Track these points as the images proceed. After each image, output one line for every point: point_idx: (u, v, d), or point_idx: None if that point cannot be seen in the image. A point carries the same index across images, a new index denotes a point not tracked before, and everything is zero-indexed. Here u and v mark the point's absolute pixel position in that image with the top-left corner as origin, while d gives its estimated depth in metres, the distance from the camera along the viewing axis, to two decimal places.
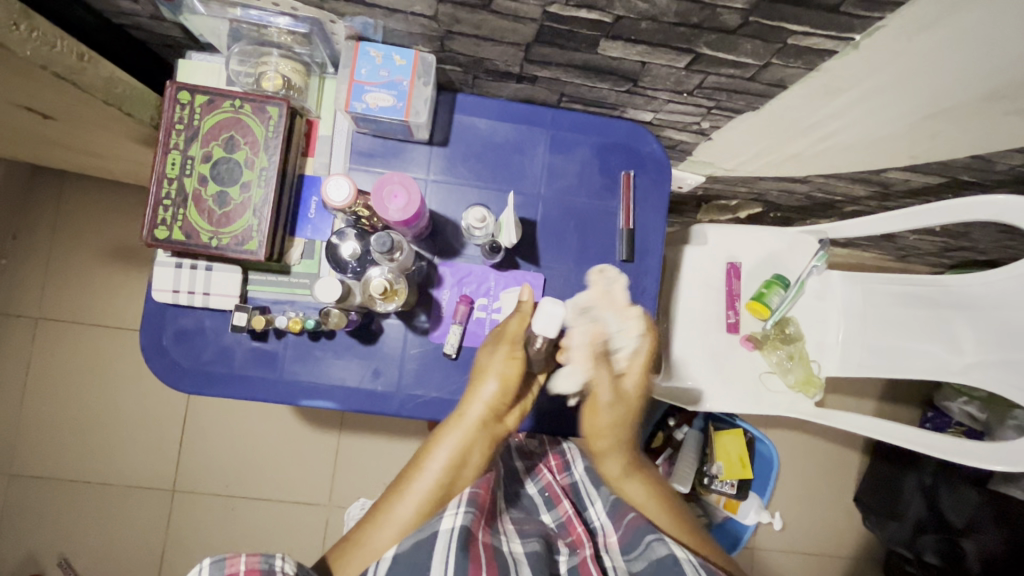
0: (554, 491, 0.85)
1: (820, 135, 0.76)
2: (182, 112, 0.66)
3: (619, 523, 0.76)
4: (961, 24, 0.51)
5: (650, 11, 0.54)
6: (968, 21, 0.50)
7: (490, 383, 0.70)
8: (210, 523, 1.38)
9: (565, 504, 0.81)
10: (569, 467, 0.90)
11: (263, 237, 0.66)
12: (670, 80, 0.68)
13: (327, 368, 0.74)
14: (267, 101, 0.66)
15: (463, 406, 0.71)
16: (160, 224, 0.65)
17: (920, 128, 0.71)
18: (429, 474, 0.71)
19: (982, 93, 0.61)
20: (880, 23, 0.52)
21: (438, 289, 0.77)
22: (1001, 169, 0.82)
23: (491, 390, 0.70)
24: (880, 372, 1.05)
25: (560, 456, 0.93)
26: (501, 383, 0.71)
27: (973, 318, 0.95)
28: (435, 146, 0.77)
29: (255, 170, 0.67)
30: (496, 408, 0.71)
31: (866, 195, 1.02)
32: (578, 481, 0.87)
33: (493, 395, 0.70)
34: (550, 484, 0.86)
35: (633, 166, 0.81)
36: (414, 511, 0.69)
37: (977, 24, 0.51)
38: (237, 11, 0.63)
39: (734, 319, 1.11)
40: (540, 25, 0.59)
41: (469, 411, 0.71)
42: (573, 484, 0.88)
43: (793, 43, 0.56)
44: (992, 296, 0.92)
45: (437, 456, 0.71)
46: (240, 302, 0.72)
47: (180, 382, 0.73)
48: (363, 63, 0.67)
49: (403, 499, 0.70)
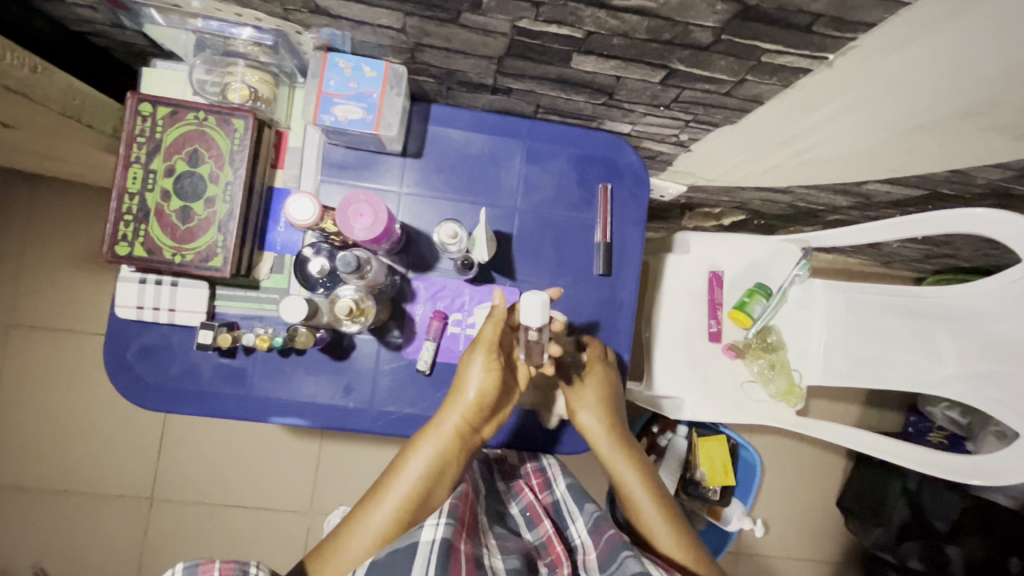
0: (535, 511, 0.83)
1: (799, 146, 0.75)
2: (143, 124, 0.64)
3: (599, 536, 0.75)
4: (934, 47, 0.50)
5: (621, 28, 0.53)
6: (942, 42, 0.49)
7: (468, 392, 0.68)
8: (191, 530, 1.37)
9: (545, 525, 0.80)
10: (551, 486, 0.88)
11: (229, 253, 0.65)
12: (646, 93, 0.67)
13: (297, 385, 0.73)
14: (232, 113, 0.65)
15: (441, 416, 0.69)
16: (121, 240, 0.63)
17: (898, 141, 0.70)
18: (408, 484, 0.67)
19: (958, 110, 0.60)
20: (854, 43, 0.51)
21: (411, 304, 0.75)
22: (979, 183, 0.81)
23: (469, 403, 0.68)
24: (860, 381, 1.05)
25: (541, 474, 0.90)
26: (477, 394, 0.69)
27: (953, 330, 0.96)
28: (409, 157, 0.76)
29: (220, 185, 0.65)
30: (471, 421, 0.69)
31: (847, 205, 1.02)
32: (559, 499, 0.86)
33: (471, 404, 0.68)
34: (532, 503, 0.85)
35: (611, 178, 0.79)
36: (393, 521, 0.66)
37: (950, 47, 0.49)
38: (198, 22, 0.61)
39: (716, 327, 1.10)
40: (511, 39, 0.58)
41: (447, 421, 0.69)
42: (554, 502, 0.87)
43: (766, 61, 0.55)
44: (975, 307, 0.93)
45: (414, 466, 0.68)
46: (206, 318, 0.70)
47: (146, 399, 0.71)
48: (332, 75, 0.65)
49: (377, 510, 0.66)
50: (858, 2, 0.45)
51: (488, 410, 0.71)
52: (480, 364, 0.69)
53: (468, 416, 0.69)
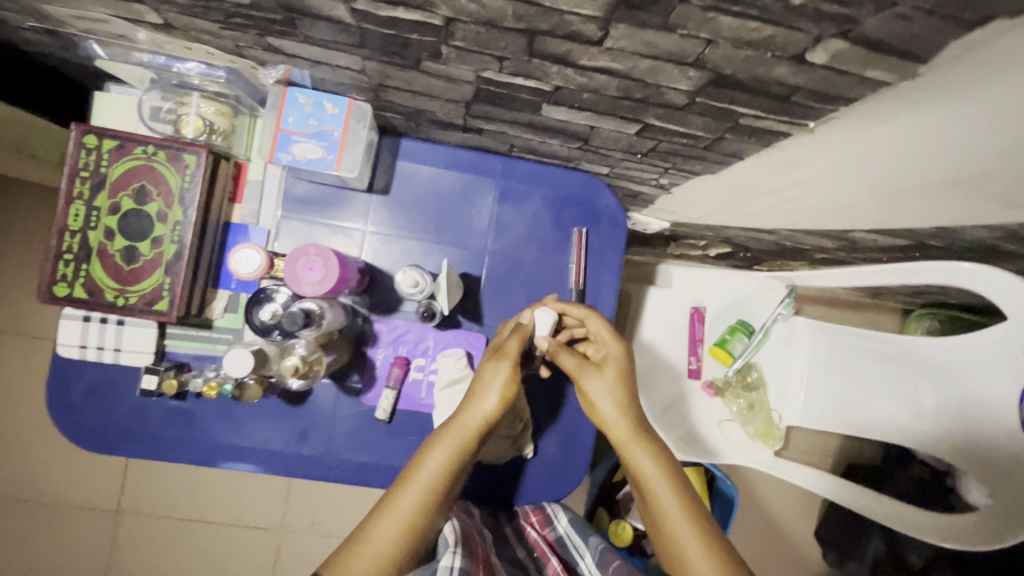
0: (540, 549, 0.72)
1: (782, 195, 0.72)
2: (88, 158, 0.60)
3: (606, 570, 0.65)
4: (919, 130, 0.46)
5: (591, 84, 0.50)
6: (926, 126, 0.46)
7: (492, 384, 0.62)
8: (160, 544, 1.34)
9: (555, 560, 0.69)
10: (553, 522, 0.78)
11: (176, 297, 0.61)
12: (621, 142, 0.63)
13: (250, 429, 0.70)
14: (183, 148, 0.61)
15: (462, 411, 0.62)
16: (60, 280, 0.60)
17: (884, 200, 0.67)
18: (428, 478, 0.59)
19: (946, 179, 0.57)
20: (834, 114, 0.47)
21: (372, 347, 0.72)
22: (969, 239, 0.78)
23: (489, 406, 0.61)
24: (839, 427, 1.02)
25: (540, 512, 0.81)
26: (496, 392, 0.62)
27: (936, 380, 0.94)
28: (375, 193, 0.73)
29: (168, 224, 0.61)
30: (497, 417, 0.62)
31: (834, 247, 0.99)
32: (564, 536, 0.75)
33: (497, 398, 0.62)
34: (535, 542, 0.73)
35: (586, 222, 0.76)
36: (414, 518, 0.58)
37: (934, 132, 0.46)
38: (145, 56, 0.59)
39: (696, 365, 1.09)
40: (476, 87, 0.55)
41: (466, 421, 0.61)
42: (558, 539, 0.75)
43: (744, 123, 0.52)
44: (950, 357, 0.93)
45: (433, 460, 0.60)
46: (155, 360, 0.67)
47: (88, 441, 0.68)
48: (291, 111, 0.62)
49: (396, 507, 0.58)
50: (837, 81, 0.41)
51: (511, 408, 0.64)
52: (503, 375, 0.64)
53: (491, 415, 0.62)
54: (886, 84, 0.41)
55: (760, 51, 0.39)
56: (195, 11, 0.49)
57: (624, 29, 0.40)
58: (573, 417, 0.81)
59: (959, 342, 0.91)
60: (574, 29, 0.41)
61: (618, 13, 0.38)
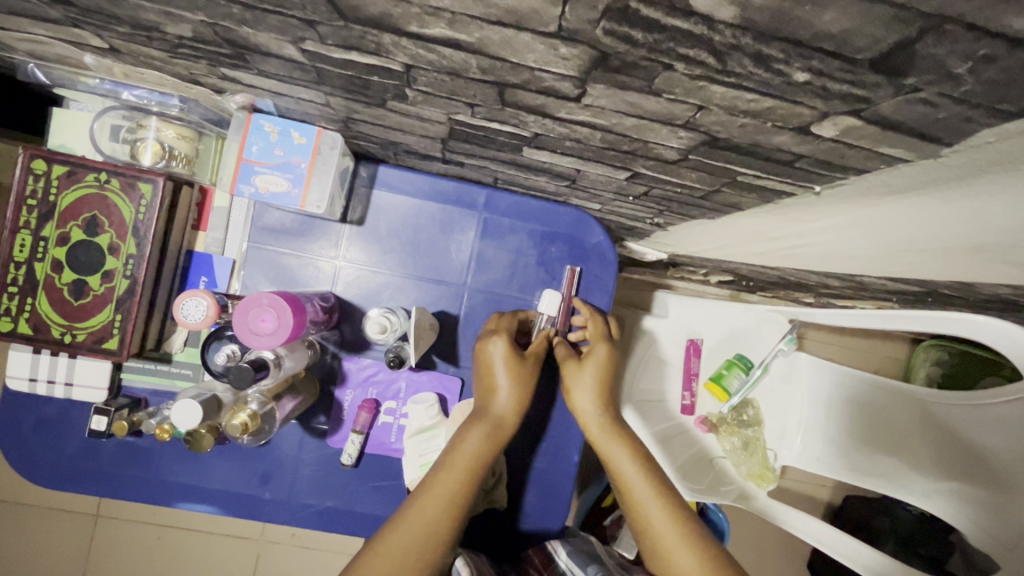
0: None
1: (786, 241, 0.66)
2: (35, 184, 0.56)
3: None
4: (937, 203, 0.41)
5: (572, 135, 0.45)
6: (942, 202, 0.40)
7: (509, 365, 0.63)
8: (134, 553, 1.28)
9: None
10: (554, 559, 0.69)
11: (126, 335, 0.58)
12: (611, 185, 0.58)
13: (209, 469, 0.66)
14: (138, 176, 0.57)
15: (486, 396, 0.62)
16: (4, 314, 0.56)
17: (894, 256, 0.61)
18: (465, 457, 0.57)
19: (962, 247, 0.51)
20: (841, 181, 0.42)
21: (341, 388, 0.68)
22: (986, 293, 0.72)
23: (507, 388, 0.62)
24: (836, 474, 0.95)
25: (541, 551, 0.72)
26: (520, 374, 0.63)
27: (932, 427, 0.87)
28: (349, 224, 0.68)
29: (120, 257, 0.57)
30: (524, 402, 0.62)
31: (840, 286, 0.93)
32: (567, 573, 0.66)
33: (517, 378, 0.63)
34: None
35: (575, 260, 0.72)
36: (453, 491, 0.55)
37: (947, 210, 0.41)
38: (93, 81, 0.57)
39: (690, 401, 1.04)
40: (450, 126, 0.50)
41: (493, 409, 0.62)
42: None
43: (743, 180, 0.47)
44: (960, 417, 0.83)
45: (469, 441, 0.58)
46: (109, 395, 0.63)
47: (40, 476, 0.65)
48: (255, 140, 0.57)
49: (436, 482, 0.55)
50: (847, 153, 0.36)
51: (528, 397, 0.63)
52: (509, 361, 0.63)
53: (515, 404, 0.62)
54: (901, 161, 0.35)
55: (758, 120, 0.34)
56: (138, 40, 0.44)
57: (603, 88, 0.35)
58: (552, 468, 0.77)
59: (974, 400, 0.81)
60: (548, 84, 0.36)
61: (594, 74, 0.33)
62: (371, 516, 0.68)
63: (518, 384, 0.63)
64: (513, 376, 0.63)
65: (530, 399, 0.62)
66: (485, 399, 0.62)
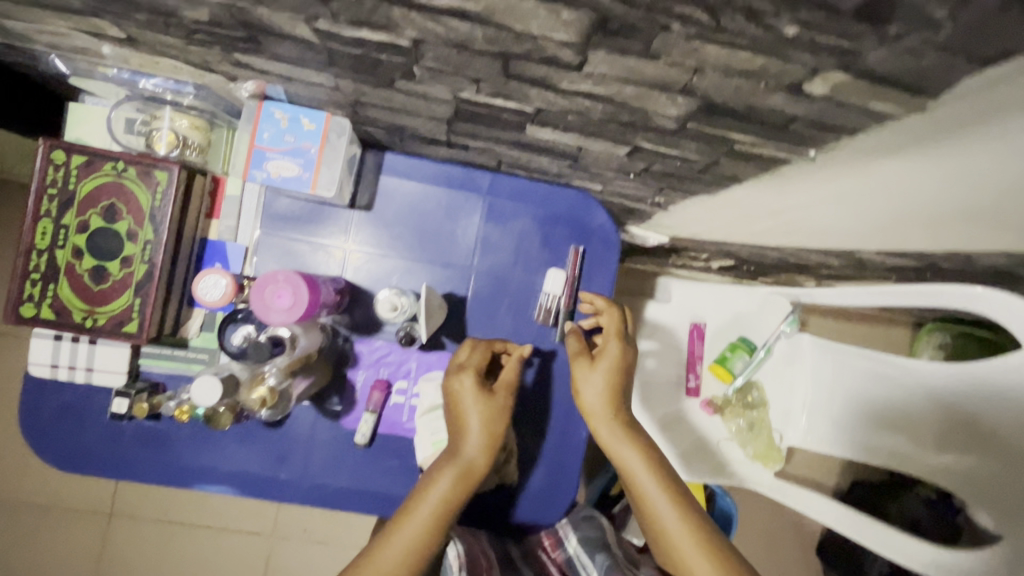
0: None
1: (784, 217, 0.68)
2: (55, 174, 0.58)
3: None
4: (929, 158, 0.42)
5: (573, 108, 0.46)
6: (933, 158, 0.42)
7: (478, 404, 0.60)
8: (148, 551, 1.29)
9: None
10: (563, 543, 0.72)
11: (145, 319, 0.59)
12: (612, 162, 0.60)
13: (226, 452, 0.68)
14: (153, 164, 0.59)
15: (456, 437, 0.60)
16: (27, 300, 0.58)
17: (891, 228, 0.62)
18: (430, 505, 0.56)
19: (956, 211, 0.53)
20: (836, 143, 0.44)
21: (353, 369, 0.70)
22: (983, 263, 0.74)
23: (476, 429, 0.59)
24: (844, 452, 0.96)
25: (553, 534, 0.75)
26: (491, 412, 0.60)
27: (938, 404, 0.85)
28: (357, 210, 0.70)
29: (138, 243, 0.59)
30: (495, 443, 0.59)
31: (841, 266, 0.94)
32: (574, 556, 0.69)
33: (487, 418, 0.60)
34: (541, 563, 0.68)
35: (579, 240, 0.73)
36: (417, 539, 0.54)
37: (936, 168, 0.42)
38: (111, 71, 0.58)
39: (695, 383, 1.05)
40: (455, 105, 0.51)
41: (463, 451, 0.59)
42: (569, 561, 0.69)
43: (740, 149, 0.48)
44: (960, 392, 0.82)
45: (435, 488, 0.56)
46: (128, 380, 0.65)
47: (63, 462, 0.67)
48: (266, 127, 0.59)
49: (400, 530, 0.54)
50: (840, 111, 0.38)
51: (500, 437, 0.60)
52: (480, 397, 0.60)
53: (486, 446, 0.59)
54: (891, 117, 0.37)
55: (752, 80, 0.36)
56: (156, 27, 0.46)
57: (603, 55, 0.36)
58: (560, 446, 0.77)
59: (967, 371, 0.81)
60: (551, 53, 0.37)
61: (595, 39, 0.34)
62: (385, 495, 0.70)
63: (488, 422, 0.60)
64: (482, 417, 0.60)
65: (501, 442, 0.59)
66: (455, 440, 0.60)
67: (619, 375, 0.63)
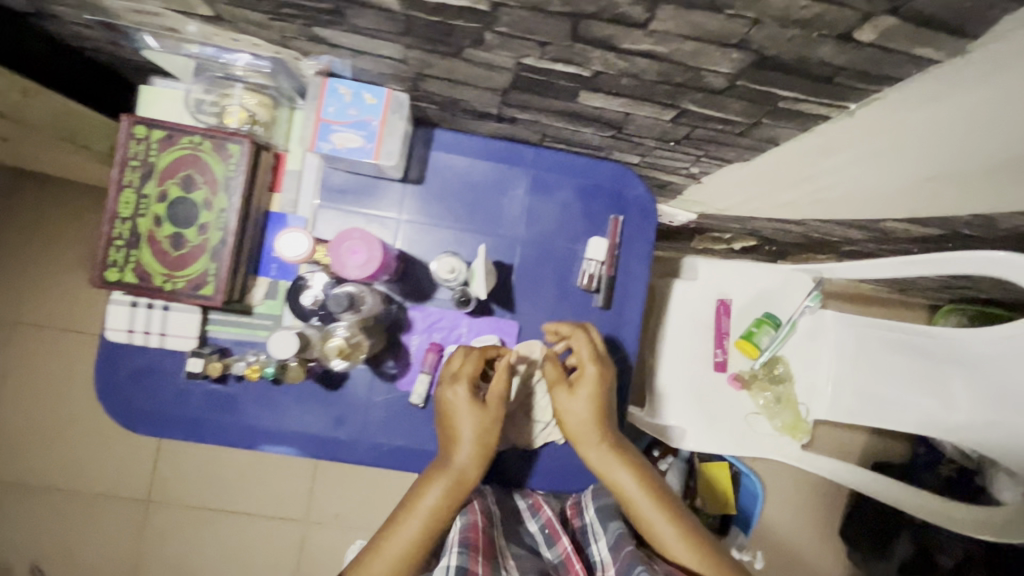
0: (555, 527, 0.69)
1: (813, 185, 0.72)
2: (137, 147, 0.62)
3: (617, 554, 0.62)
4: (962, 106, 0.46)
5: (630, 69, 0.50)
6: (966, 106, 0.45)
7: (470, 420, 0.63)
8: (186, 536, 1.30)
9: (566, 539, 0.67)
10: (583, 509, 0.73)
11: (221, 282, 0.63)
12: (655, 129, 0.64)
13: (289, 414, 0.72)
14: (227, 138, 0.63)
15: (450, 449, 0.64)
16: (111, 265, 0.62)
17: (918, 190, 0.66)
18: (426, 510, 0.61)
19: (983, 166, 0.56)
20: (876, 95, 0.48)
21: (407, 334, 0.73)
22: (1007, 227, 0.77)
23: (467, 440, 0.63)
24: (871, 420, 0.99)
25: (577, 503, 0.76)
26: (481, 425, 0.64)
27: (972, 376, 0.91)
28: (409, 183, 0.74)
29: (214, 211, 0.63)
30: (483, 454, 0.64)
31: (865, 239, 0.98)
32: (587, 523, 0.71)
33: (477, 432, 0.63)
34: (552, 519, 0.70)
35: (617, 211, 0.77)
36: (414, 543, 0.60)
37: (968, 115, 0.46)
38: (194, 47, 0.62)
39: (723, 358, 1.03)
40: (514, 74, 0.56)
41: (455, 461, 0.63)
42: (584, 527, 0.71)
43: (783, 107, 0.52)
44: (994, 355, 0.87)
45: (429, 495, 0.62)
46: (198, 344, 0.69)
47: (136, 423, 0.70)
48: (331, 102, 0.63)
49: (398, 535, 0.60)
50: (885, 60, 0.42)
51: (490, 447, 0.64)
52: (472, 414, 0.64)
53: (477, 456, 0.64)
54: (931, 63, 0.41)
55: (806, 30, 0.40)
56: (248, 4, 0.50)
57: (671, 10, 0.40)
58: None
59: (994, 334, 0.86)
60: (622, 11, 0.41)
61: None
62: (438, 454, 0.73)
63: (478, 435, 0.64)
64: (473, 431, 0.63)
65: (490, 453, 0.64)
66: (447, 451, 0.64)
67: (598, 399, 0.67)
